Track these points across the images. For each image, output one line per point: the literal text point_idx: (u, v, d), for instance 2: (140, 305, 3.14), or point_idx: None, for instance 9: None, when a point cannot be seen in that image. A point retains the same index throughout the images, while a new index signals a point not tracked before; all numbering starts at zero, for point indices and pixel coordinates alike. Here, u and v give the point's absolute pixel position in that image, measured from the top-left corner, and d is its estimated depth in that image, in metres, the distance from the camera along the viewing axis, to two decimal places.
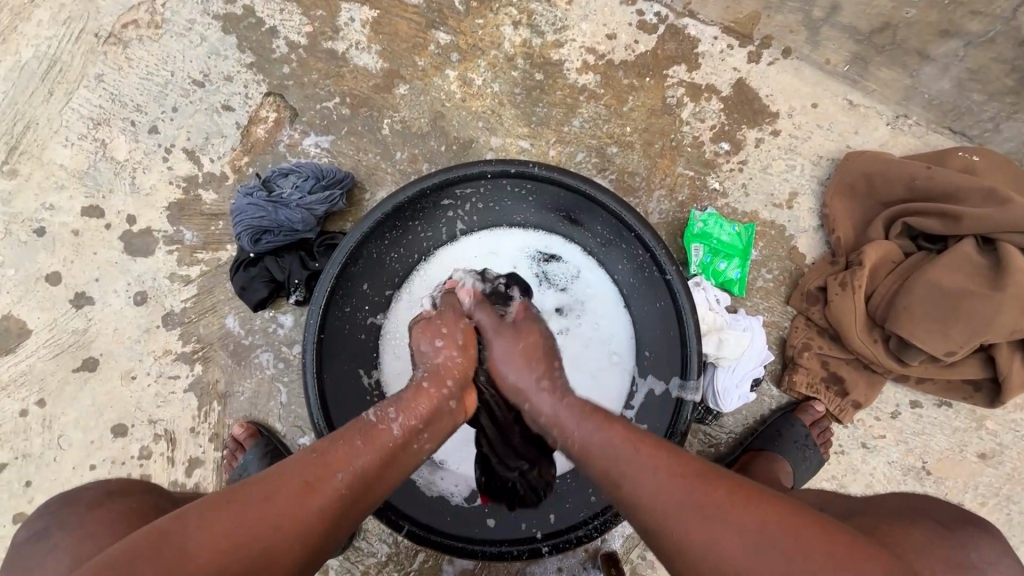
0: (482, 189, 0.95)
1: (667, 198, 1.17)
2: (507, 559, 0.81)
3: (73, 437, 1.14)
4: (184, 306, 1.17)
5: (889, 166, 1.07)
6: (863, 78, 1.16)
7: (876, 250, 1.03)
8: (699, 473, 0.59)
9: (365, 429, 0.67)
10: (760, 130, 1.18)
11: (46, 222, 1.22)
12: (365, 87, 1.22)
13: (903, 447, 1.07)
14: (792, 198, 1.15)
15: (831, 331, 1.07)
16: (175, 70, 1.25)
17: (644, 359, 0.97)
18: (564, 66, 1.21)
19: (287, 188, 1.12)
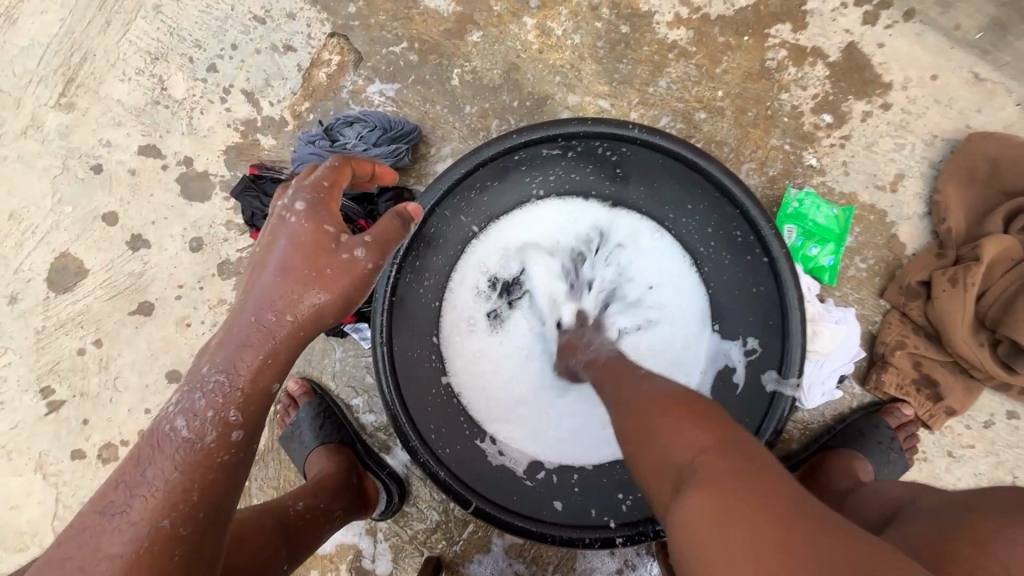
0: (568, 154, 0.85)
1: (757, 173, 1.07)
2: (579, 547, 0.74)
3: (128, 378, 1.14)
4: (240, 256, 1.14)
5: (1019, 151, 0.96)
6: (996, 48, 1.02)
7: (997, 244, 0.93)
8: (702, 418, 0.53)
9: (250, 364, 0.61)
10: (869, 103, 1.06)
11: (103, 159, 1.18)
12: (436, 32, 1.13)
13: (993, 459, 0.99)
14: (898, 180, 1.04)
15: (930, 330, 0.99)
16: (235, 4, 1.18)
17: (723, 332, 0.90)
18: (654, 18, 1.10)
19: (351, 137, 1.07)
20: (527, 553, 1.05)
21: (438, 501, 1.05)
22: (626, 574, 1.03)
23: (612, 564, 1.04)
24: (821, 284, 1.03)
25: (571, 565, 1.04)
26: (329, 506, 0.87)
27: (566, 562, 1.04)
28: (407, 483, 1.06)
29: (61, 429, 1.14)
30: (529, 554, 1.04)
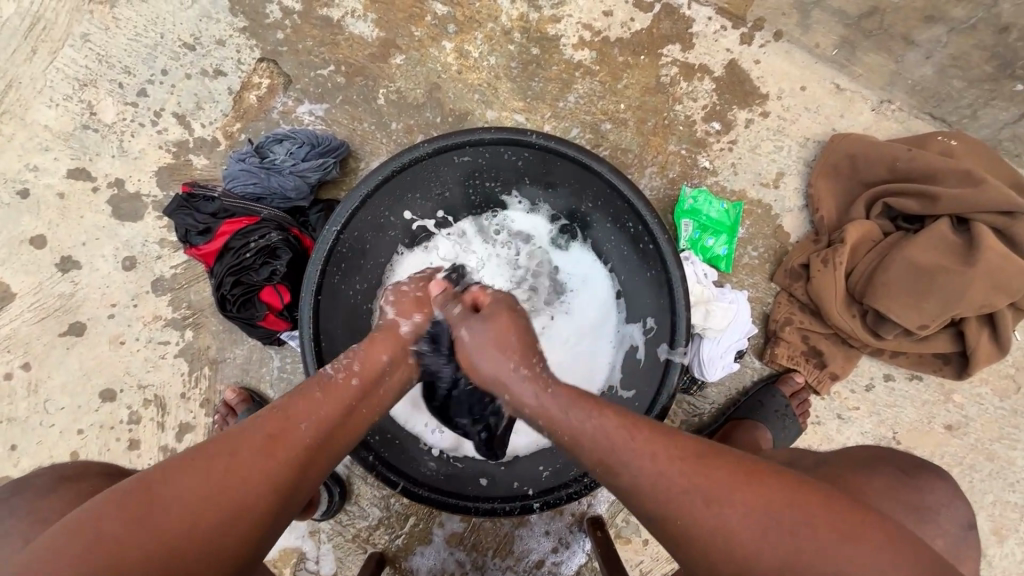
0: (479, 160, 0.95)
1: (659, 175, 1.19)
2: (500, 515, 0.83)
3: (59, 400, 1.13)
4: (174, 272, 1.16)
5: (873, 149, 1.11)
6: (850, 63, 1.19)
7: (859, 228, 1.08)
8: (694, 461, 0.59)
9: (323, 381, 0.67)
10: (750, 111, 1.20)
11: (30, 183, 1.19)
12: (362, 56, 1.22)
13: (875, 418, 1.12)
14: (779, 177, 1.19)
15: (812, 307, 1.11)
16: (165, 32, 1.22)
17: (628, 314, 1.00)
18: (560, 41, 1.22)
19: (281, 155, 1.12)
20: (467, 541, 1.09)
21: (379, 497, 1.09)
22: (562, 552, 1.10)
23: (548, 544, 1.10)
24: (719, 271, 1.15)
25: (510, 549, 1.09)
26: None
27: (505, 546, 1.09)
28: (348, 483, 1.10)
29: None
30: (470, 541, 1.09)
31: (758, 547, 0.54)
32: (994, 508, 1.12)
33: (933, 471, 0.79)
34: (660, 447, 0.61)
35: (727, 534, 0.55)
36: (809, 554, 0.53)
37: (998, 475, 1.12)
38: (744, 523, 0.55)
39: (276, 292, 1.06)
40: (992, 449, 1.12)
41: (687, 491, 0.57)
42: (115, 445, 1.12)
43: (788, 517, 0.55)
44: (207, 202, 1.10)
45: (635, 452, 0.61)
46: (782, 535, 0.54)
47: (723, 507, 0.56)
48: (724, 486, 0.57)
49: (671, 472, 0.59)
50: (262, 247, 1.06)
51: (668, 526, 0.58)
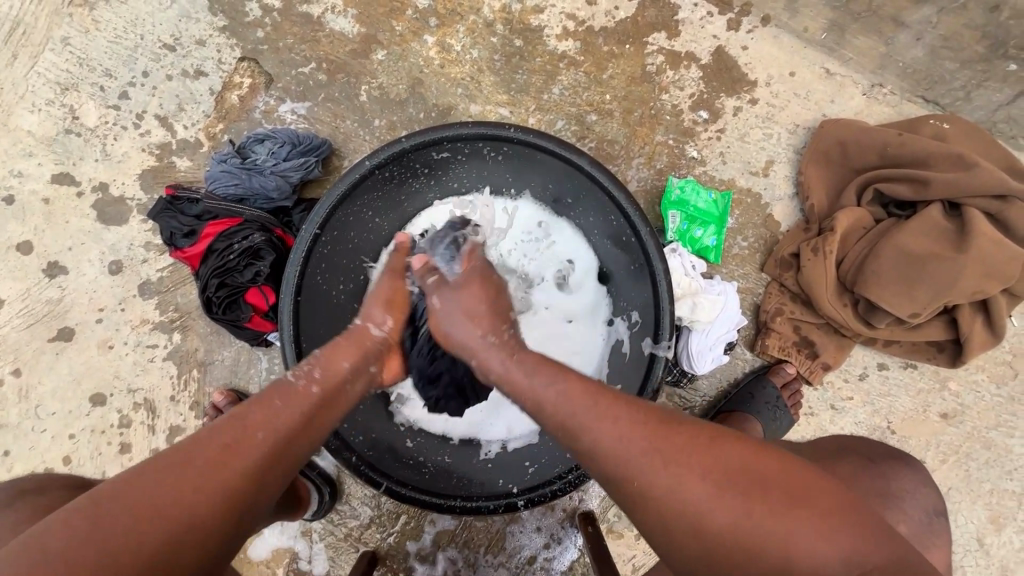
0: (458, 155, 0.93)
1: (646, 166, 1.17)
2: (484, 513, 0.82)
3: (50, 406, 1.14)
4: (160, 275, 1.16)
5: (863, 134, 1.09)
6: (840, 46, 1.16)
7: (849, 215, 1.06)
8: (661, 425, 0.58)
9: (284, 390, 0.65)
10: (738, 99, 1.18)
11: (15, 190, 1.19)
12: (343, 52, 1.20)
13: (869, 407, 1.11)
14: (768, 166, 1.17)
15: (803, 296, 1.10)
16: (145, 34, 1.21)
17: (615, 309, 0.98)
18: (544, 32, 1.20)
19: (263, 154, 1.12)
20: (459, 538, 1.09)
21: (370, 496, 1.09)
22: (554, 548, 1.09)
23: (540, 539, 1.09)
24: (708, 262, 1.14)
25: (501, 545, 1.09)
26: None
27: (497, 542, 1.09)
28: (338, 482, 1.10)
29: None
30: (461, 538, 1.09)
31: (710, 512, 0.52)
32: (991, 496, 1.10)
33: (904, 459, 0.84)
34: (626, 412, 0.59)
35: (677, 500, 0.53)
36: (761, 536, 0.50)
37: (995, 463, 1.11)
38: (701, 489, 0.53)
39: (260, 293, 1.07)
40: (989, 437, 1.11)
41: (644, 450, 0.56)
42: (106, 449, 1.13)
43: (747, 502, 0.52)
44: (192, 201, 1.10)
45: (593, 421, 0.59)
46: (734, 517, 0.51)
47: (680, 480, 0.54)
48: (687, 460, 0.54)
49: (630, 437, 0.57)
50: (244, 249, 1.05)
51: (619, 490, 0.57)
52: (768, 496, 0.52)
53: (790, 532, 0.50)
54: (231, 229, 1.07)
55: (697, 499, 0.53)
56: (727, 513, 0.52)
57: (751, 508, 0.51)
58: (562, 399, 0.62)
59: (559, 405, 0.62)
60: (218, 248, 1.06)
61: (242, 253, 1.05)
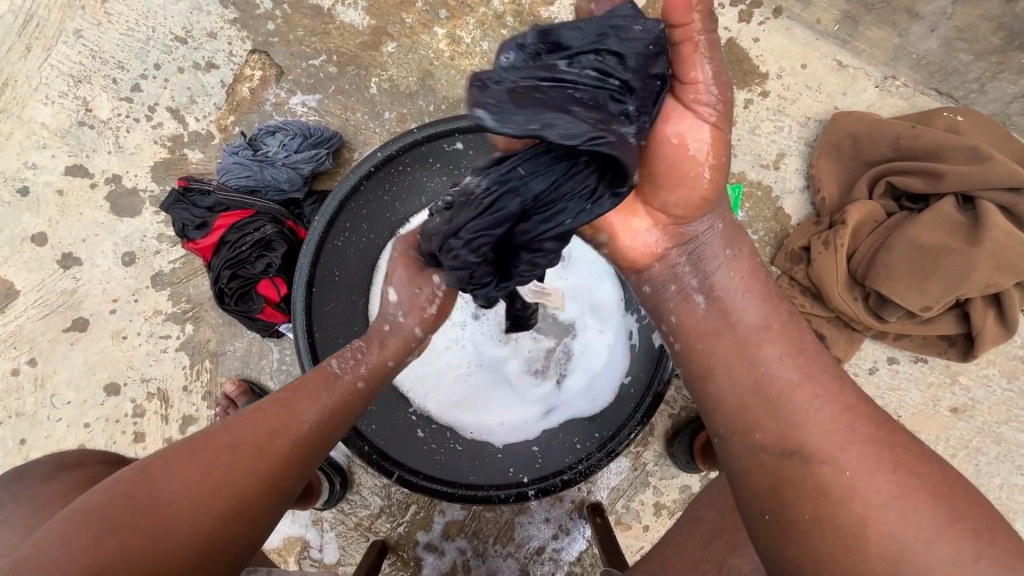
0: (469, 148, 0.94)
1: None
2: (495, 503, 0.84)
3: (66, 395, 1.15)
4: (173, 266, 1.17)
5: (875, 127, 1.08)
6: (853, 38, 1.16)
7: (860, 209, 1.05)
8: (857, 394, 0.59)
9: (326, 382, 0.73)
10: (750, 91, 1.17)
11: (29, 181, 1.20)
12: (353, 44, 1.20)
13: (879, 401, 1.11)
14: (779, 159, 1.16)
15: (814, 290, 1.09)
16: (156, 26, 1.22)
17: None
18: (554, 24, 1.20)
19: (274, 147, 1.12)
20: (468, 528, 1.10)
21: (381, 486, 1.10)
22: (562, 538, 1.10)
23: (548, 530, 1.10)
24: None
25: (510, 535, 1.10)
26: None
27: (506, 533, 1.10)
28: (349, 472, 1.11)
29: None
30: (470, 529, 1.10)
31: (886, 513, 0.50)
32: (1001, 491, 1.10)
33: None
34: (810, 364, 0.61)
35: (832, 453, 0.54)
36: (899, 522, 0.49)
37: (1005, 458, 1.10)
38: (861, 452, 0.53)
39: (272, 284, 1.07)
40: (999, 432, 1.11)
41: (830, 412, 0.56)
42: (121, 438, 1.14)
43: (903, 486, 0.51)
44: (204, 191, 1.11)
45: (795, 360, 0.61)
46: (880, 492, 0.51)
47: (842, 435, 0.54)
48: (847, 423, 0.56)
49: (814, 379, 0.59)
50: (256, 238, 1.06)
51: (758, 419, 0.59)
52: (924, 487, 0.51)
53: (939, 531, 0.48)
54: (244, 220, 1.08)
55: (854, 453, 0.53)
56: (901, 514, 0.49)
57: (903, 490, 0.50)
58: (735, 293, 0.68)
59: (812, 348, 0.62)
60: (230, 237, 1.07)
61: (254, 243, 1.06)
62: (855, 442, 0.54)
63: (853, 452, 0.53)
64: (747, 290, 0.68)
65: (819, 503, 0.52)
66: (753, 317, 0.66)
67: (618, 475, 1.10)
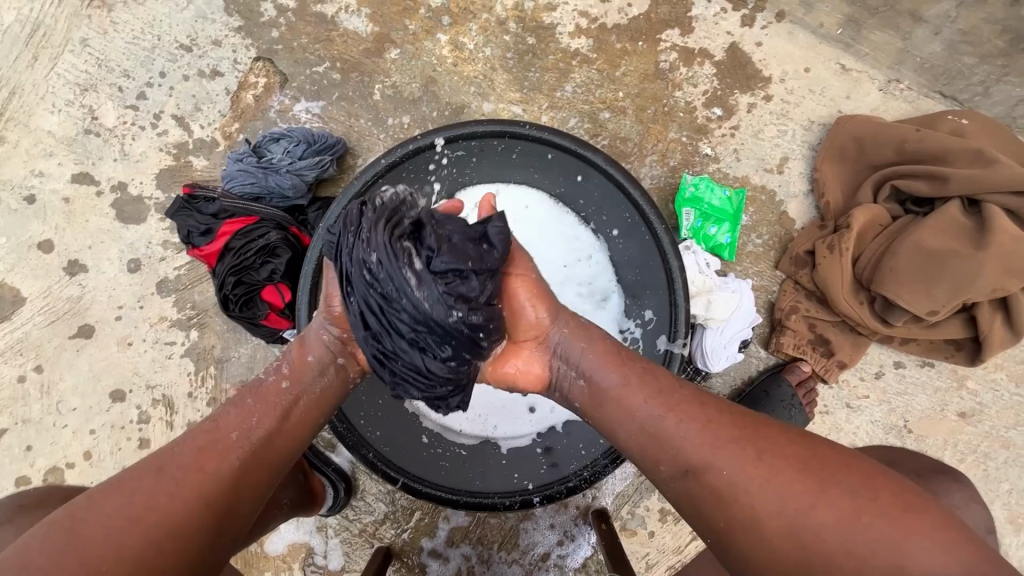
0: (473, 154, 0.94)
1: (660, 164, 1.17)
2: (500, 510, 0.85)
3: (71, 402, 1.16)
4: (178, 273, 1.18)
5: (879, 130, 1.08)
6: (856, 42, 1.15)
7: (865, 213, 1.05)
8: (703, 403, 0.62)
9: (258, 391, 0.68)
10: (753, 95, 1.17)
11: (36, 189, 1.21)
12: (357, 51, 1.21)
13: (886, 406, 1.10)
14: (783, 162, 1.16)
15: (818, 294, 1.09)
16: (162, 34, 1.23)
17: None
18: (556, 29, 1.20)
19: (278, 153, 1.13)
20: (472, 534, 1.10)
21: (385, 493, 1.10)
22: (567, 545, 1.10)
23: (553, 536, 1.10)
24: (722, 260, 1.13)
25: (515, 542, 1.10)
26: (280, 492, 0.92)
27: (510, 539, 1.10)
28: (353, 478, 1.11)
29: (3, 458, 1.15)
30: (475, 535, 1.10)
31: (793, 512, 0.52)
32: (1010, 497, 1.09)
33: (950, 474, 0.83)
34: (660, 393, 0.64)
35: (731, 479, 0.56)
36: (805, 516, 0.52)
37: (1014, 463, 1.10)
38: (746, 466, 0.56)
39: (276, 291, 1.07)
40: (1007, 437, 1.10)
41: (729, 452, 0.57)
42: (126, 444, 1.15)
43: (794, 477, 0.54)
44: (209, 196, 1.11)
45: (648, 407, 0.63)
46: (779, 490, 0.54)
47: (731, 461, 0.57)
48: (722, 436, 0.58)
49: (677, 411, 0.62)
50: (260, 244, 1.07)
51: (668, 473, 0.61)
52: (811, 468, 0.54)
53: (839, 509, 0.51)
54: (250, 225, 1.08)
55: (742, 470, 0.56)
56: (833, 512, 0.51)
57: (794, 481, 0.54)
58: (585, 353, 0.69)
59: (662, 386, 0.65)
60: (234, 242, 1.07)
61: (259, 248, 1.07)
62: (738, 452, 0.57)
63: (736, 472, 0.56)
64: (595, 358, 0.69)
65: (758, 541, 0.53)
66: (612, 386, 0.66)
67: (623, 480, 1.10)
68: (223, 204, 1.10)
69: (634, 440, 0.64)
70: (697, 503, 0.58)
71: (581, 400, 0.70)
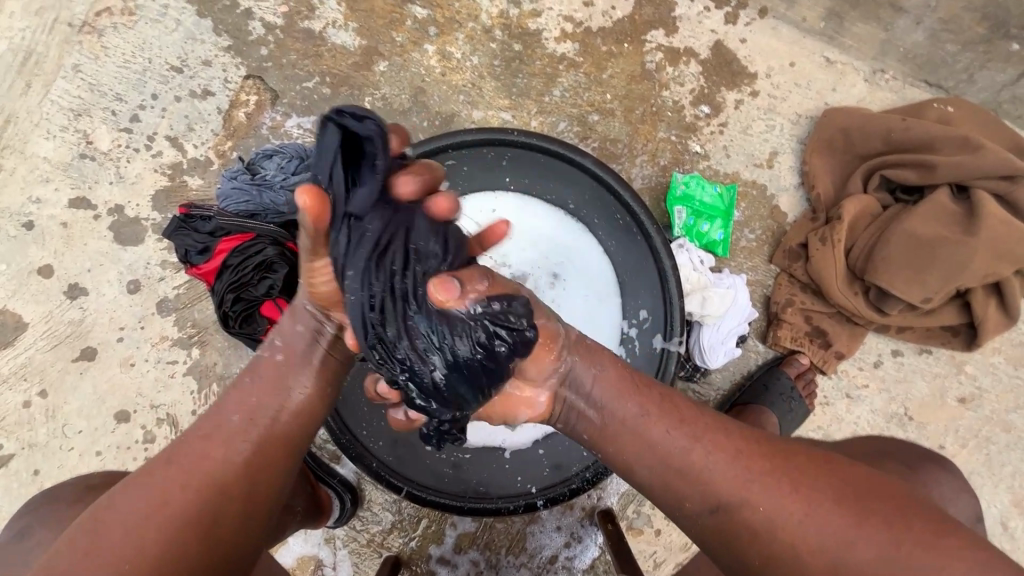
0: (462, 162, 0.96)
1: (650, 163, 1.18)
2: (506, 513, 0.87)
3: (76, 424, 1.17)
4: (177, 292, 1.19)
5: (865, 121, 1.09)
6: (839, 34, 1.16)
7: (856, 204, 1.06)
8: (728, 432, 0.61)
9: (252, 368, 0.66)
10: (740, 92, 1.18)
11: (34, 215, 1.22)
12: (345, 65, 1.22)
13: (885, 395, 1.11)
14: (773, 157, 1.17)
15: (813, 286, 1.10)
16: (152, 57, 1.24)
17: None
18: (542, 35, 1.21)
19: (272, 169, 1.14)
20: (479, 540, 1.10)
21: (392, 502, 1.11)
22: (574, 547, 1.10)
23: (560, 539, 1.10)
24: (716, 256, 1.14)
25: (522, 545, 1.10)
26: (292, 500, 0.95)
27: (517, 543, 1.10)
28: (359, 488, 1.11)
29: (11, 483, 1.15)
30: (482, 540, 1.10)
31: (839, 548, 0.52)
32: (1014, 480, 1.09)
33: (937, 461, 0.82)
34: (684, 423, 0.62)
35: (770, 515, 0.55)
36: (850, 551, 0.51)
37: (1016, 446, 1.10)
38: (784, 501, 0.55)
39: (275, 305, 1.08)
40: (1008, 420, 1.10)
41: (764, 487, 0.56)
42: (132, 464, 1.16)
43: (835, 512, 0.54)
44: (204, 217, 1.12)
45: (675, 439, 0.61)
46: (820, 524, 0.53)
47: (767, 495, 0.56)
48: (753, 467, 0.58)
49: (703, 443, 0.60)
50: (255, 259, 1.07)
51: (702, 508, 0.59)
52: (846, 501, 0.54)
53: (885, 543, 0.51)
54: (244, 241, 1.09)
55: (780, 506, 0.55)
56: (876, 547, 0.51)
57: (835, 514, 0.53)
58: (602, 387, 0.65)
59: (684, 415, 0.63)
60: (231, 260, 1.08)
61: (254, 263, 1.07)
62: (772, 488, 0.56)
63: (775, 507, 0.55)
64: (615, 391, 0.65)
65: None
66: (632, 415, 0.64)
67: (627, 480, 1.10)
68: (218, 223, 1.11)
69: (661, 474, 0.62)
70: (734, 539, 0.57)
71: (589, 432, 0.66)
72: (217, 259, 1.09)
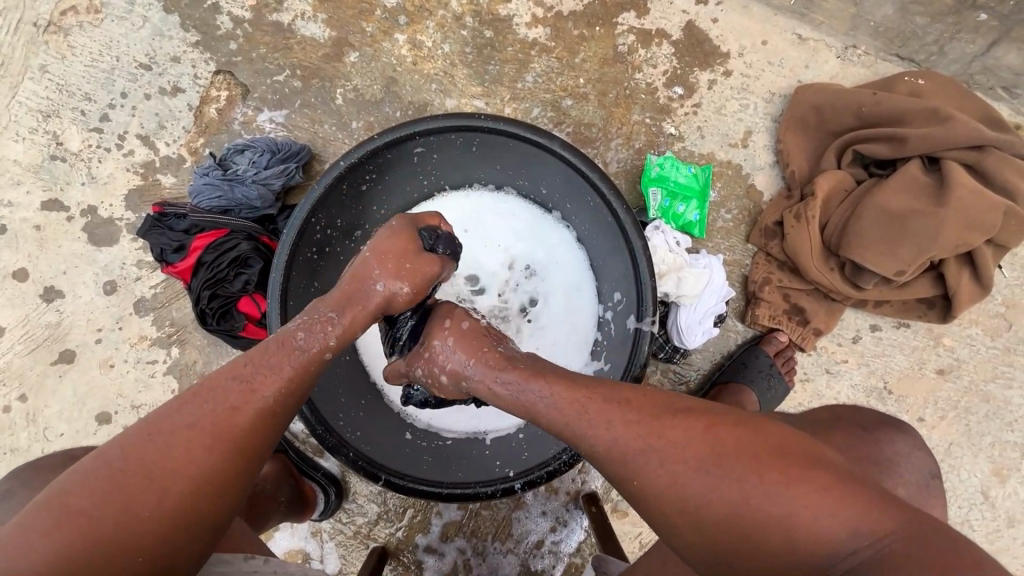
0: (431, 148, 0.94)
1: (625, 147, 1.17)
2: (482, 499, 0.83)
3: (57, 427, 1.16)
4: (155, 292, 1.18)
5: (837, 96, 1.09)
6: (810, 11, 1.16)
7: (829, 179, 1.06)
8: (634, 404, 0.60)
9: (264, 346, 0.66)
10: (713, 72, 1.18)
11: (5, 219, 1.21)
12: (316, 57, 1.21)
13: (864, 369, 1.11)
14: (747, 136, 1.17)
15: (790, 264, 1.10)
16: (120, 55, 1.23)
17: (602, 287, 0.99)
18: (512, 20, 1.20)
19: (244, 165, 1.13)
20: (465, 528, 1.11)
21: (377, 493, 1.11)
22: (560, 531, 1.11)
23: (546, 523, 1.11)
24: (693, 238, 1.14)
25: (508, 532, 1.10)
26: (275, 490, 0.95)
27: (503, 530, 1.11)
28: (343, 481, 1.11)
29: None
30: (468, 528, 1.11)
31: (740, 505, 0.52)
32: (993, 449, 1.10)
33: (895, 425, 0.83)
34: (594, 401, 0.62)
35: (674, 485, 0.55)
36: (749, 509, 0.52)
37: (995, 416, 1.11)
38: (689, 469, 0.55)
39: (252, 301, 1.08)
40: (986, 390, 1.11)
41: (662, 461, 0.56)
42: None
43: (733, 472, 0.53)
44: (178, 216, 1.11)
45: (587, 416, 0.61)
46: (722, 485, 0.53)
47: (668, 464, 0.56)
48: (656, 436, 0.57)
49: (611, 421, 0.60)
50: (231, 255, 1.07)
51: (619, 480, 0.59)
52: (744, 459, 0.53)
53: (778, 497, 0.51)
54: (220, 238, 1.08)
55: (684, 472, 0.55)
56: (769, 501, 0.51)
57: (734, 476, 0.53)
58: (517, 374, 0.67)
59: (593, 392, 0.63)
60: (207, 257, 1.07)
61: (230, 260, 1.07)
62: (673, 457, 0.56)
63: (679, 477, 0.55)
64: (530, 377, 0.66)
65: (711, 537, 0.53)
66: (548, 405, 0.64)
67: None
68: (192, 221, 1.10)
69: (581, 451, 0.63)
70: (648, 505, 0.58)
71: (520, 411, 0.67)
72: (193, 257, 1.09)
